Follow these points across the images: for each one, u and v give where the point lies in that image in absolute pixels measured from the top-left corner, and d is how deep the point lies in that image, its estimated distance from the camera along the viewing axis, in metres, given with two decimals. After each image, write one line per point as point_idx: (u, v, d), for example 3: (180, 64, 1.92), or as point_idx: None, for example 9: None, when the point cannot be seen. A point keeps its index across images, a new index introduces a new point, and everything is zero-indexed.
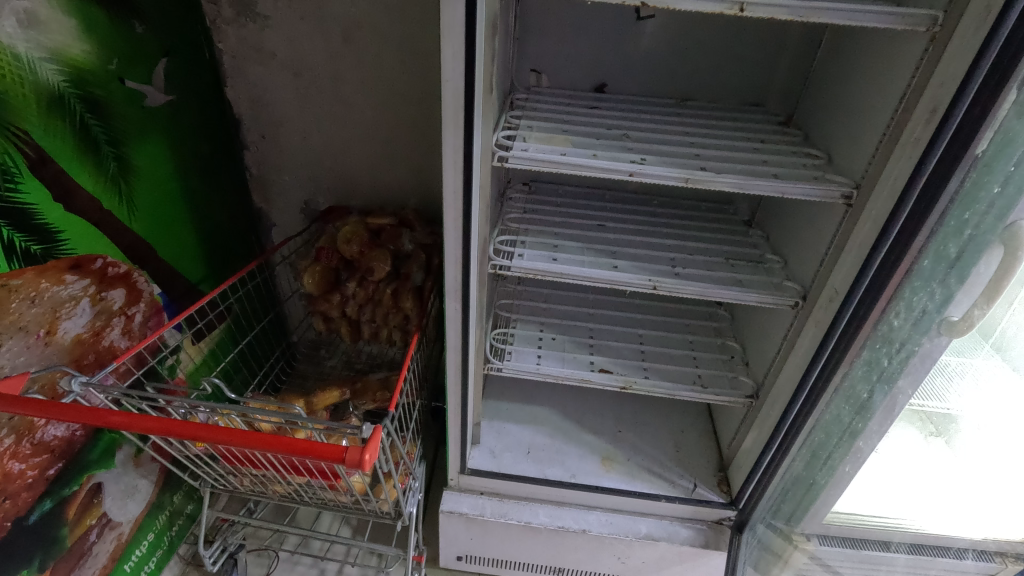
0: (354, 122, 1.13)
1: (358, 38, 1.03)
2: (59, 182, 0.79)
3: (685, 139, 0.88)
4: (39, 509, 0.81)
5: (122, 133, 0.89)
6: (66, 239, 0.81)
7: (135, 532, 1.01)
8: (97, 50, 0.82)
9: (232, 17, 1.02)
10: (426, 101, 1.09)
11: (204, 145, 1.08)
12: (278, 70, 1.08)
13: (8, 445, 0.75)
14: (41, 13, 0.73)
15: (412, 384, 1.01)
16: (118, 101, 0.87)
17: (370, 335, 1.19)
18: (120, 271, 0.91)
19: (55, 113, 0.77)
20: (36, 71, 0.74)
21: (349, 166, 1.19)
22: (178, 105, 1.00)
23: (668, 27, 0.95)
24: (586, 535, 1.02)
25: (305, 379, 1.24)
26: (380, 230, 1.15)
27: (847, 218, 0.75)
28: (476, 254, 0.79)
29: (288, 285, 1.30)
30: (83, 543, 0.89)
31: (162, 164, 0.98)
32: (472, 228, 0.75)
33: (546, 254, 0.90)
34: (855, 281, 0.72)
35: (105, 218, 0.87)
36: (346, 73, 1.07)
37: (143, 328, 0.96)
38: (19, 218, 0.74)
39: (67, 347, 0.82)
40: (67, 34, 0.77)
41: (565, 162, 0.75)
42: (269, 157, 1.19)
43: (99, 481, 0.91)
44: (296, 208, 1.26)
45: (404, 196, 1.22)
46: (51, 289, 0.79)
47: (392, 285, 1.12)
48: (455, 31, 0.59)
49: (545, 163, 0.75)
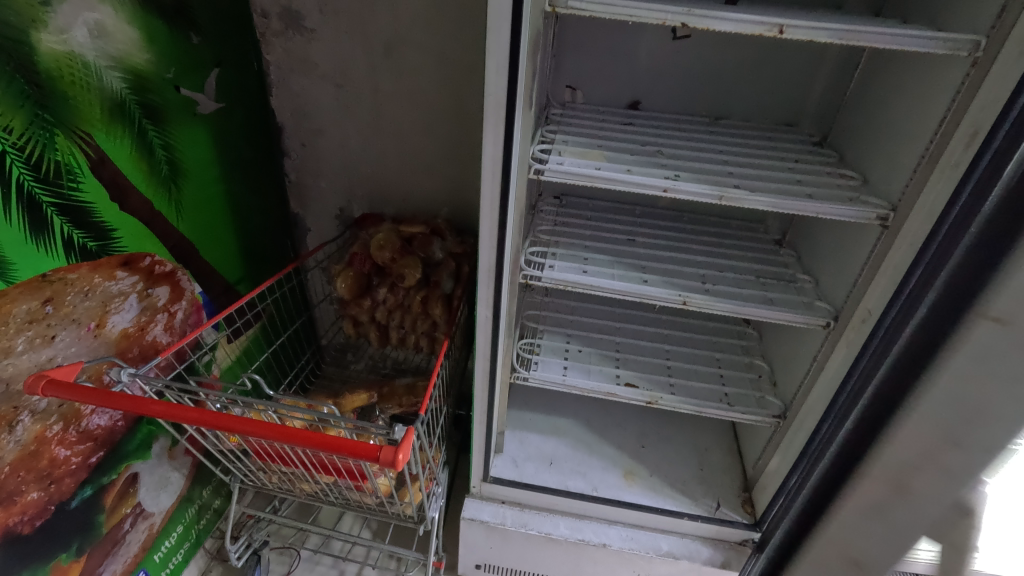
0: (391, 132, 1.16)
1: (398, 51, 1.06)
2: (115, 183, 0.83)
3: (719, 155, 0.89)
4: (80, 495, 0.85)
5: (174, 138, 0.93)
6: (118, 237, 0.85)
7: (165, 524, 1.03)
8: (156, 60, 0.87)
9: (281, 30, 1.07)
10: (464, 115, 1.11)
11: (247, 150, 1.12)
12: (321, 81, 1.12)
13: (56, 430, 0.78)
14: (109, 25, 0.78)
15: (439, 392, 1.03)
16: (171, 107, 0.91)
17: (398, 340, 1.21)
18: (166, 269, 0.95)
19: (117, 118, 0.81)
20: (102, 78, 0.78)
21: (383, 175, 1.23)
22: (226, 112, 1.04)
23: (704, 46, 0.97)
24: (606, 549, 1.02)
25: (332, 382, 1.27)
26: (412, 238, 1.17)
27: (883, 239, 0.74)
28: (509, 265, 0.80)
29: (320, 289, 1.33)
30: (117, 531, 0.92)
31: (208, 167, 1.02)
32: (507, 238, 0.76)
33: (576, 266, 0.91)
34: (889, 303, 0.72)
35: (155, 218, 0.91)
36: (385, 85, 1.10)
37: (183, 325, 0.99)
38: (78, 216, 0.78)
39: (115, 340, 0.86)
40: (131, 43, 0.82)
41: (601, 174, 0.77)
42: (307, 164, 1.23)
43: (136, 470, 0.94)
44: (331, 214, 1.30)
45: (436, 206, 1.25)
46: (103, 284, 0.83)
47: (422, 292, 1.14)
48: (500, 48, 0.61)
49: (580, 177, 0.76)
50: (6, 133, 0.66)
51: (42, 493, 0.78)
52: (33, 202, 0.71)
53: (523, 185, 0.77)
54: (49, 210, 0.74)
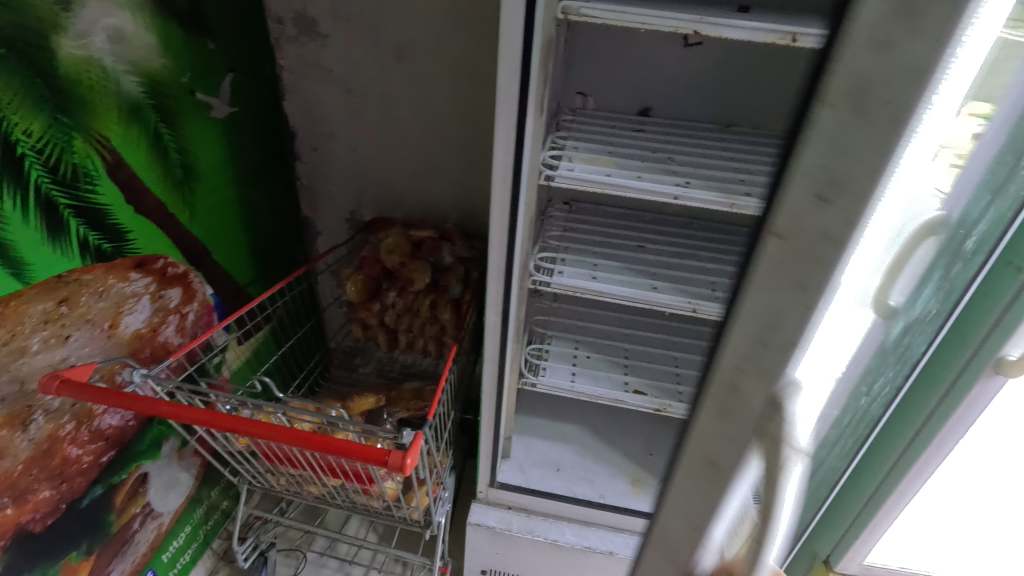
0: (401, 137, 1.17)
1: (410, 57, 1.07)
2: (131, 186, 0.84)
3: (730, 162, 0.89)
4: (91, 494, 0.85)
5: (188, 141, 0.94)
6: (133, 239, 0.86)
7: (174, 524, 1.04)
8: (172, 65, 0.88)
9: (294, 35, 1.08)
10: (474, 120, 1.12)
11: (260, 154, 1.13)
12: (333, 86, 1.13)
13: (68, 430, 0.79)
14: (127, 30, 0.79)
15: (447, 396, 1.03)
16: (187, 111, 0.93)
17: (406, 344, 1.21)
18: (179, 271, 0.96)
19: (133, 122, 0.83)
20: (120, 83, 0.80)
21: (393, 180, 1.23)
22: (240, 116, 1.05)
23: (716, 53, 0.96)
24: (612, 557, 1.01)
25: (339, 385, 1.27)
26: (421, 242, 1.18)
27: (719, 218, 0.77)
28: (518, 272, 0.80)
29: (329, 292, 1.34)
30: (127, 530, 0.93)
31: (221, 171, 1.03)
32: (516, 244, 0.77)
33: (585, 272, 0.91)
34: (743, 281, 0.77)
35: (168, 220, 0.92)
36: (397, 91, 1.11)
37: (195, 327, 1.00)
38: (94, 218, 0.79)
39: (127, 340, 0.86)
40: (148, 48, 0.83)
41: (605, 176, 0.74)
42: (319, 168, 1.24)
43: (145, 470, 0.95)
44: (341, 218, 1.31)
45: (445, 211, 1.26)
46: (117, 286, 0.84)
47: (430, 296, 1.15)
48: (511, 55, 0.61)
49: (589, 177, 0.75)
50: (25, 136, 0.68)
51: (54, 491, 0.79)
52: (51, 203, 0.72)
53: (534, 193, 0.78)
54: (65, 211, 0.75)
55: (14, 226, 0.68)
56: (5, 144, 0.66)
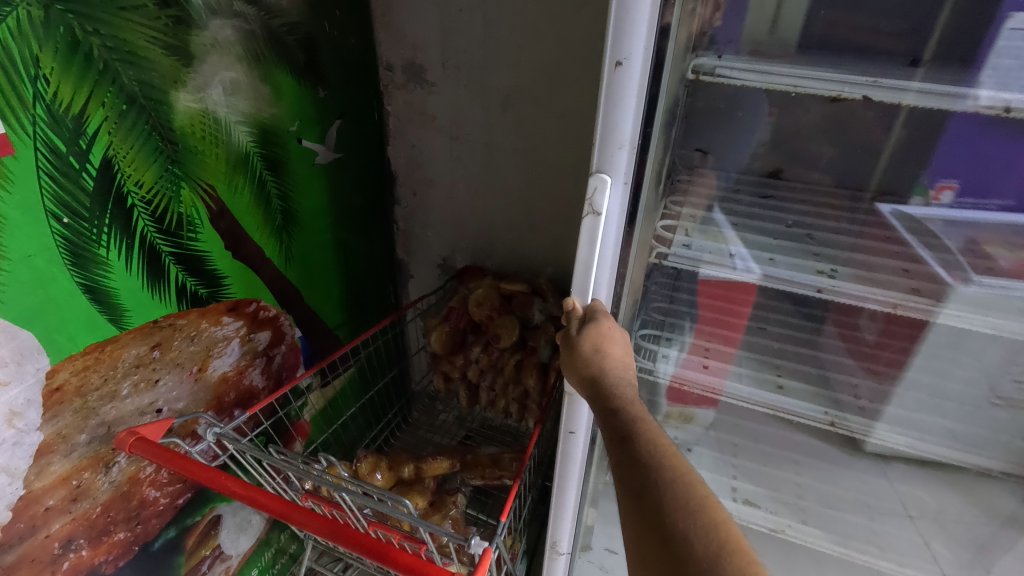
0: (501, 187, 1.12)
1: (517, 106, 1.01)
2: (232, 233, 0.85)
3: (1001, 269, 0.66)
4: (164, 536, 0.85)
5: (293, 189, 0.95)
6: (228, 284, 0.87)
7: (243, 566, 1.03)
8: (283, 114, 0.89)
9: (402, 83, 1.07)
10: (577, 173, 1.04)
11: (359, 196, 1.13)
12: (437, 132, 1.10)
13: (148, 472, 0.79)
14: (242, 82, 0.81)
15: (589, 471, 0.88)
16: (294, 159, 0.94)
17: (487, 402, 1.14)
18: (269, 315, 0.96)
19: (239, 171, 0.83)
20: (230, 133, 0.81)
21: (491, 230, 1.18)
22: (344, 160, 1.05)
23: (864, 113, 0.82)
24: None
25: (419, 432, 1.24)
26: (512, 296, 1.10)
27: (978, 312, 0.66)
28: (625, 303, 0.68)
29: (416, 338, 1.30)
30: (196, 572, 0.92)
31: (321, 213, 1.03)
32: (620, 308, 0.67)
33: (733, 370, 0.85)
34: None
35: (264, 264, 0.93)
36: (500, 140, 1.06)
37: (279, 368, 1.01)
38: (193, 264, 0.80)
39: (213, 383, 0.86)
40: (260, 98, 0.84)
41: (1008, 261, 0.66)
42: (417, 214, 1.23)
43: (219, 513, 0.95)
44: (434, 262, 1.28)
45: (540, 264, 1.18)
46: (209, 329, 0.85)
47: (517, 356, 1.06)
48: None
49: (973, 232, 0.72)
50: (136, 187, 0.69)
51: (129, 532, 0.78)
52: (154, 252, 0.73)
53: (654, 193, 0.62)
54: (167, 258, 0.76)
55: (117, 274, 0.69)
56: (116, 196, 0.67)
